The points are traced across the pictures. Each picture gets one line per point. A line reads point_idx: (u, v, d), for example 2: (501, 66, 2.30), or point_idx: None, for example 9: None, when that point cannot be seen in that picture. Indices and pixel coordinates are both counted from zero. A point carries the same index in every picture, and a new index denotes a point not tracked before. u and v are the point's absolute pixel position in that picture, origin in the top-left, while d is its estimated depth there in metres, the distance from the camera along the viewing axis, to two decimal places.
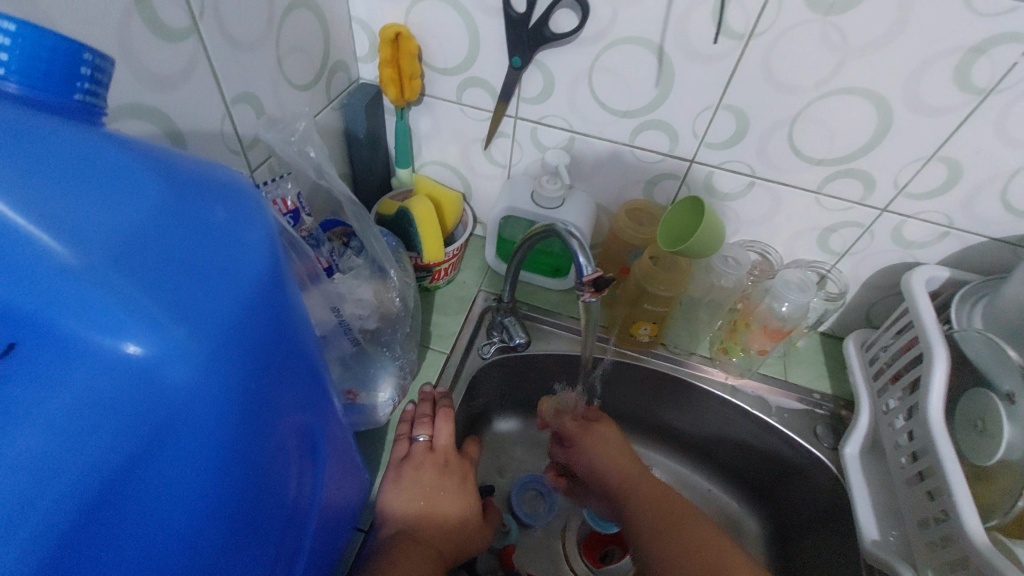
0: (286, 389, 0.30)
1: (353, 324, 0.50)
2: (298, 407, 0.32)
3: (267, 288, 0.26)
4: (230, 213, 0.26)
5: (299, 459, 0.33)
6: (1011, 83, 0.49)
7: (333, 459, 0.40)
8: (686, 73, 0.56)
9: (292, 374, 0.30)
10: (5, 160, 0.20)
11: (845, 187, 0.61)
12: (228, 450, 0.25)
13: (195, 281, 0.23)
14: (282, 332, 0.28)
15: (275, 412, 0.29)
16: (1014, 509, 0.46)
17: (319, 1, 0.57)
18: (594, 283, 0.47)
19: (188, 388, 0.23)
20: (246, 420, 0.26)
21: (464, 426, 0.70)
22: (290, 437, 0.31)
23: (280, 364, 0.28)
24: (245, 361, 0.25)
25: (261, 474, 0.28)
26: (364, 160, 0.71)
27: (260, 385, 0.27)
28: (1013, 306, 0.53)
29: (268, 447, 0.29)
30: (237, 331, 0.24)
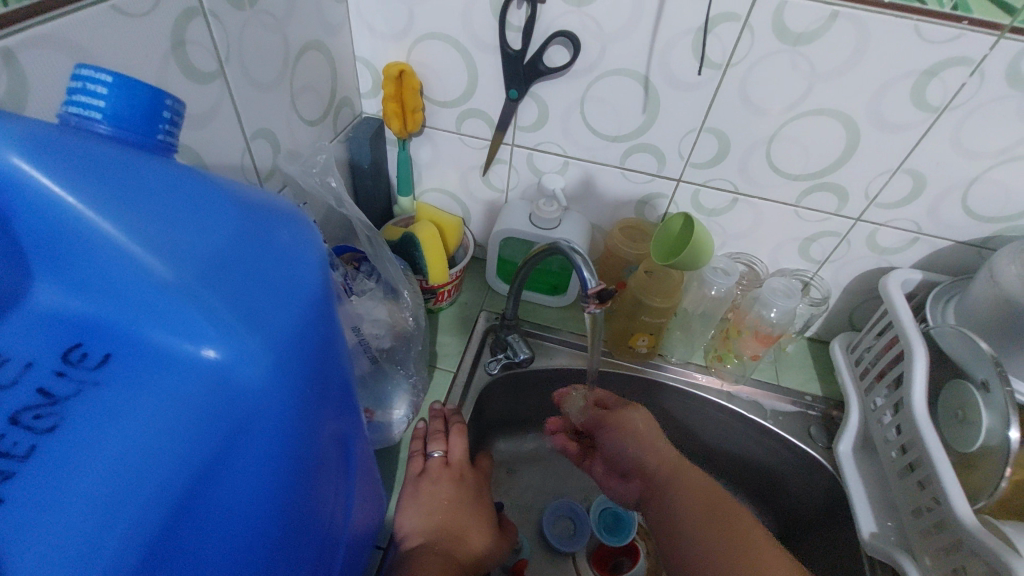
0: (329, 398, 0.32)
1: (370, 343, 0.52)
2: (337, 417, 0.34)
3: (321, 303, 0.28)
4: (291, 237, 0.28)
5: (335, 472, 0.35)
6: (961, 101, 0.54)
7: (361, 480, 0.41)
8: (670, 100, 0.61)
9: (333, 385, 0.32)
10: (113, 193, 0.24)
11: (821, 200, 0.66)
12: (288, 453, 0.28)
13: (265, 297, 0.26)
14: (329, 345, 0.30)
15: (321, 420, 0.31)
16: (997, 491, 0.49)
17: (328, 42, 0.61)
18: (599, 294, 0.50)
19: (259, 393, 0.26)
20: (301, 426, 0.28)
21: (474, 444, 0.72)
22: (330, 445, 0.33)
23: (326, 375, 0.31)
24: (303, 371, 0.28)
25: (312, 477, 0.31)
26: (368, 189, 0.74)
27: (313, 392, 0.29)
28: (982, 302, 0.57)
29: (315, 452, 0.31)
30: (299, 343, 0.27)
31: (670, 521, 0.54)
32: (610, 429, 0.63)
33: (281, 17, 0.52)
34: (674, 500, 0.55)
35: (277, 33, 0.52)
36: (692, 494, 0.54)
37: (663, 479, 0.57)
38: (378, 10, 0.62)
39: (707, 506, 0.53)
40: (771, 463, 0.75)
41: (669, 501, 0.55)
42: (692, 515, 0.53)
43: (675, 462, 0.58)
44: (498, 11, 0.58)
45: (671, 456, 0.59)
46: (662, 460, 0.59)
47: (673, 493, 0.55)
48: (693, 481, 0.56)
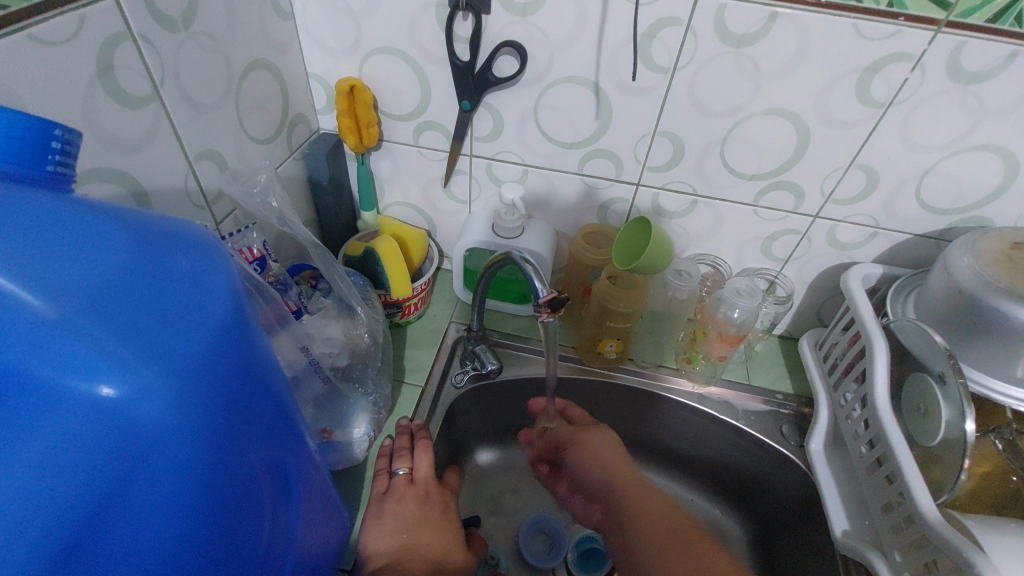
0: (256, 425, 0.31)
1: (323, 362, 0.51)
2: (269, 444, 0.33)
3: (231, 328, 0.29)
4: (191, 264, 0.29)
5: (273, 499, 0.34)
6: (905, 96, 0.55)
7: (307, 500, 0.40)
8: (621, 105, 0.61)
9: (260, 412, 0.32)
10: None
11: (778, 199, 0.66)
12: (200, 483, 0.27)
13: (162, 326, 0.26)
14: (247, 370, 0.30)
15: (244, 447, 0.30)
16: (958, 483, 0.49)
17: (276, 60, 0.61)
18: (550, 304, 0.50)
19: (162, 422, 0.25)
20: (216, 454, 0.28)
21: (445, 458, 0.71)
22: (262, 474, 0.32)
23: (247, 401, 0.30)
24: (213, 398, 0.27)
25: (238, 508, 0.30)
26: (328, 206, 0.74)
27: (229, 419, 0.29)
28: (939, 294, 0.57)
29: (240, 481, 0.30)
30: (204, 368, 0.27)
31: (626, 542, 0.54)
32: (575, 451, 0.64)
33: (222, 38, 0.52)
34: (631, 521, 0.55)
35: (218, 55, 0.52)
36: (649, 514, 0.54)
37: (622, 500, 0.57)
38: (327, 27, 0.62)
39: (664, 524, 0.53)
40: (747, 463, 0.75)
41: (628, 522, 0.55)
42: (649, 534, 0.53)
43: (635, 483, 0.58)
44: (444, 24, 0.58)
45: (630, 476, 0.58)
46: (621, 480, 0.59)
47: (631, 514, 0.55)
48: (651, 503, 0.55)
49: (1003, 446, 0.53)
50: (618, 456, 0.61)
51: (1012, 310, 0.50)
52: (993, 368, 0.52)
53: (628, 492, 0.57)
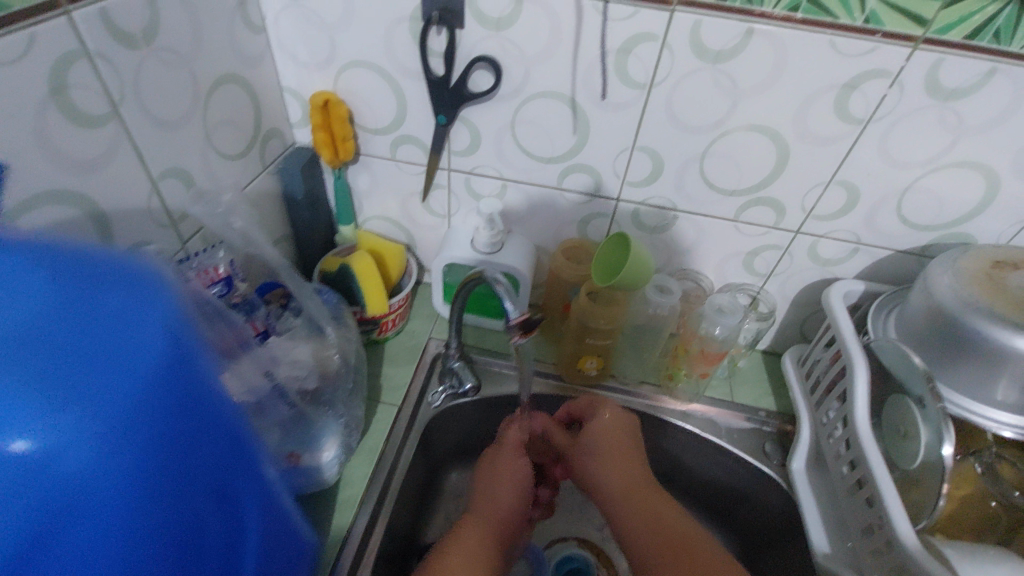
0: (203, 465, 0.30)
1: (290, 387, 0.49)
2: (224, 478, 0.32)
3: (174, 361, 0.28)
4: (119, 302, 0.27)
5: (227, 532, 0.33)
6: (884, 112, 0.54)
7: (267, 530, 0.39)
8: (598, 121, 0.61)
9: (209, 446, 0.31)
10: None
11: (758, 214, 0.65)
12: (135, 523, 0.27)
13: (91, 367, 0.25)
14: (190, 410, 0.29)
15: (189, 483, 0.29)
16: (937, 509, 0.48)
17: (248, 75, 0.60)
18: (522, 325, 0.48)
19: (88, 470, 0.25)
20: (154, 493, 0.27)
21: (421, 478, 0.69)
22: (214, 509, 0.31)
23: (193, 435, 0.29)
24: (150, 436, 0.27)
25: (181, 550, 0.29)
26: (304, 220, 0.72)
27: (164, 465, 0.28)
28: (920, 313, 0.56)
29: (184, 518, 0.29)
30: (139, 408, 0.26)
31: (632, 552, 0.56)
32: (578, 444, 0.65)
33: (187, 53, 0.51)
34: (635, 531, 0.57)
35: (182, 70, 0.51)
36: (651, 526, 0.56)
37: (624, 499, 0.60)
38: (299, 41, 0.61)
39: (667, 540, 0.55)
40: (733, 484, 0.73)
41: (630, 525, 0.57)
42: (641, 543, 0.56)
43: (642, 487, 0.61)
44: (417, 38, 0.57)
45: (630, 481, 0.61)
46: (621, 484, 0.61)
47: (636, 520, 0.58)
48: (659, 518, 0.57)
49: (983, 470, 0.52)
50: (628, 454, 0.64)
51: (992, 331, 0.49)
52: (972, 391, 0.52)
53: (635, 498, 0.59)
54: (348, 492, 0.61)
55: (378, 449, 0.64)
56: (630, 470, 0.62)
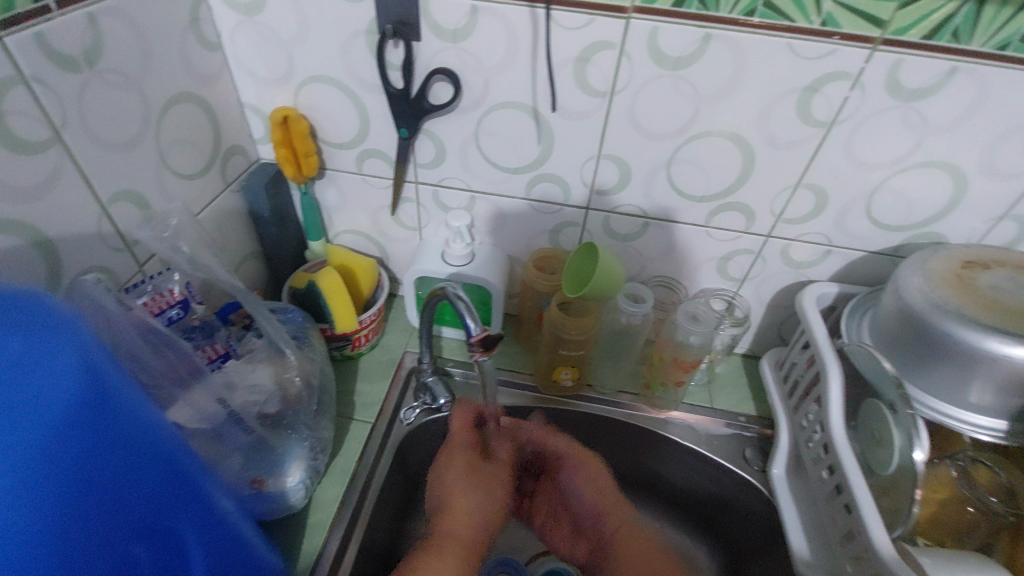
0: (127, 488, 0.33)
1: (249, 413, 0.48)
2: (150, 492, 0.35)
3: (87, 390, 0.30)
4: (28, 336, 0.29)
5: (157, 542, 0.36)
6: (846, 115, 0.54)
7: (211, 542, 0.41)
8: (562, 130, 0.60)
9: (130, 463, 0.33)
10: None
11: (728, 219, 0.65)
12: (63, 542, 0.29)
13: (8, 405, 0.27)
14: (109, 435, 0.32)
15: (111, 499, 0.32)
16: (911, 516, 0.47)
17: (204, 93, 0.59)
18: (482, 342, 0.48)
19: (17, 500, 0.27)
20: (78, 513, 0.30)
21: (398, 494, 0.68)
22: (138, 521, 0.34)
23: (111, 457, 0.32)
24: (70, 461, 0.29)
25: (108, 561, 0.32)
26: (272, 237, 0.71)
27: (88, 487, 0.30)
28: (891, 314, 0.55)
29: (108, 531, 0.32)
30: (57, 438, 0.29)
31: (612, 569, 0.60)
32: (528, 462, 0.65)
33: (136, 74, 0.50)
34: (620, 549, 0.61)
35: (131, 91, 0.50)
36: (632, 541, 0.61)
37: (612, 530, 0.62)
38: (256, 57, 0.60)
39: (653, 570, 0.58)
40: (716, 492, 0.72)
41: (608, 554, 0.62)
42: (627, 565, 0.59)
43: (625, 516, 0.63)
44: (374, 50, 0.56)
45: (619, 503, 0.64)
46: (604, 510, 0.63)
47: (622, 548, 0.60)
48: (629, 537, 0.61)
49: (958, 473, 0.52)
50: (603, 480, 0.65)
51: (961, 333, 0.48)
52: (945, 395, 0.51)
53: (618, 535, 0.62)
54: (319, 515, 0.59)
55: (350, 470, 0.63)
56: (609, 490, 0.64)
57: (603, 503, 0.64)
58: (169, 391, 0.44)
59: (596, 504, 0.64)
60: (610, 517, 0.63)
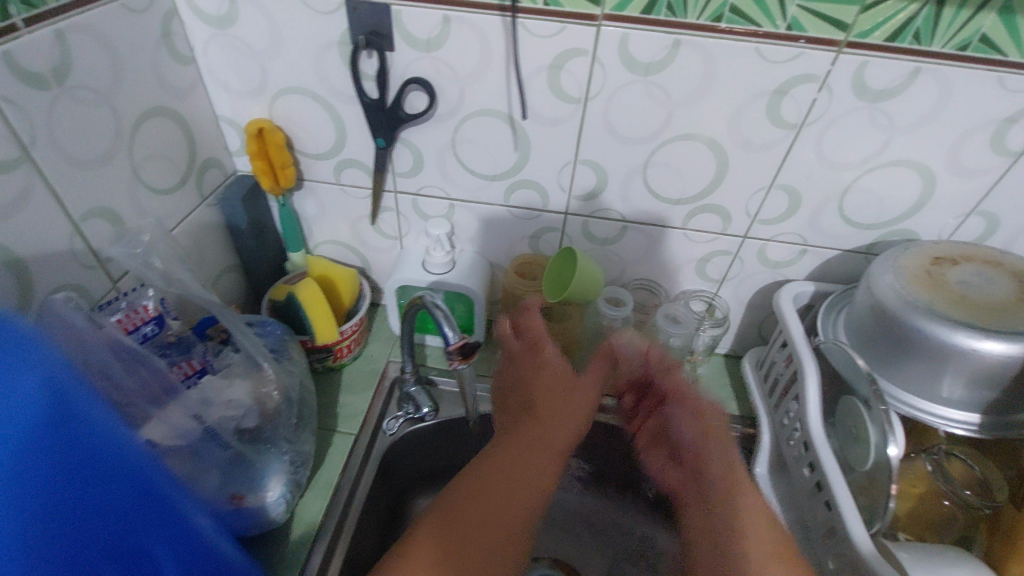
0: (97, 508, 0.33)
1: (226, 428, 0.48)
2: (124, 513, 0.34)
3: (48, 415, 0.29)
4: None
5: (135, 563, 0.35)
6: (815, 117, 0.55)
7: (196, 564, 0.40)
8: (538, 136, 0.60)
9: (100, 485, 0.33)
10: None
11: (705, 222, 0.66)
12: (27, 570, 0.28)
13: None
14: (77, 458, 0.31)
15: (79, 523, 0.31)
16: (888, 511, 0.48)
17: (178, 107, 0.59)
18: (461, 349, 0.48)
19: None
20: (42, 540, 0.29)
21: (383, 505, 0.67)
22: (111, 543, 0.34)
23: (80, 480, 0.31)
24: (30, 488, 0.29)
25: None
26: (251, 250, 0.70)
27: (50, 511, 0.30)
28: (864, 310, 0.56)
29: (76, 556, 0.31)
30: (15, 466, 0.28)
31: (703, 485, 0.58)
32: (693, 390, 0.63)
33: (107, 89, 0.50)
34: (738, 499, 0.55)
35: (103, 107, 0.49)
36: (724, 468, 0.58)
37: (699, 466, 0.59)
38: (229, 70, 0.60)
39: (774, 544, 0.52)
40: None
41: (702, 488, 0.58)
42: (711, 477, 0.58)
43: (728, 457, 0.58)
44: (348, 60, 0.56)
45: (717, 429, 0.60)
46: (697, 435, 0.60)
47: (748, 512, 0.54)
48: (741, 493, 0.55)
49: (932, 467, 0.52)
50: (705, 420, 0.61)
51: (930, 327, 0.49)
52: (920, 389, 0.52)
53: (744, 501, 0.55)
54: (302, 531, 0.58)
55: (333, 483, 0.62)
56: (712, 424, 0.61)
57: (704, 429, 0.60)
58: (144, 410, 0.44)
59: (701, 433, 0.60)
60: (705, 439, 0.60)
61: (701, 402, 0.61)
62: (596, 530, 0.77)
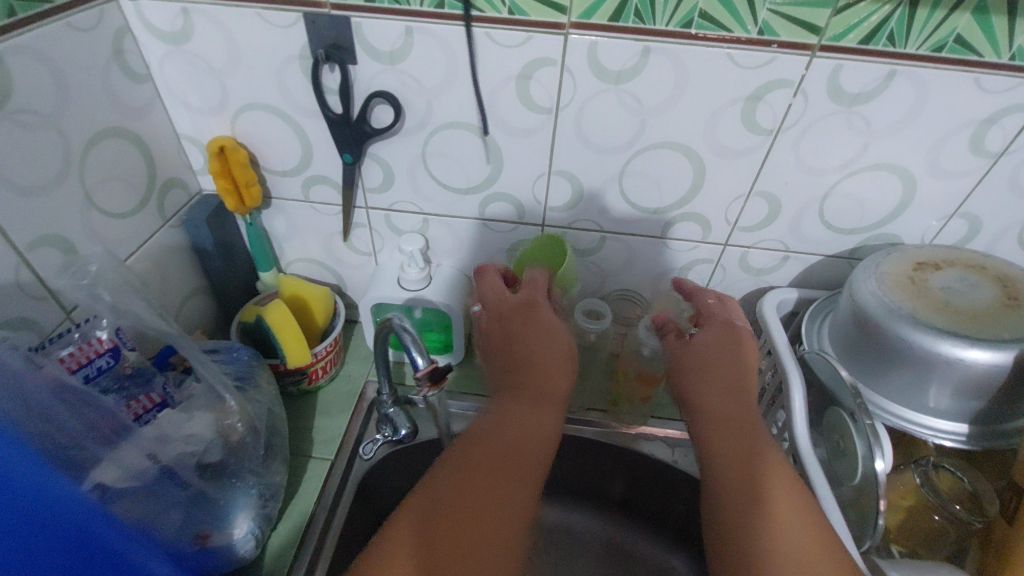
0: (26, 555, 0.35)
1: (185, 466, 0.46)
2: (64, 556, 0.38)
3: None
4: None
5: None
6: (791, 122, 0.53)
7: None
8: (509, 147, 0.58)
9: (37, 533, 0.36)
10: None
11: (685, 230, 0.64)
12: None
13: None
14: (10, 512, 0.34)
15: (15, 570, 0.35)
16: (878, 528, 0.47)
17: (135, 127, 0.56)
18: (430, 374, 0.46)
19: None
20: None
21: (363, 532, 0.65)
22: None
23: (14, 533, 0.34)
24: None
25: None
26: (219, 271, 0.68)
27: None
28: (847, 318, 0.54)
29: None
30: None
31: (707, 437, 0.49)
32: (712, 330, 0.56)
33: (53, 113, 0.47)
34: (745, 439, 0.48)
35: (49, 131, 0.47)
36: (741, 408, 0.50)
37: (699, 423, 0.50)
38: (188, 88, 0.58)
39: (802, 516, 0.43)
40: (690, 513, 0.69)
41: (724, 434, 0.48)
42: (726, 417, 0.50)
43: (743, 410, 0.50)
44: (309, 74, 0.54)
45: (748, 366, 0.54)
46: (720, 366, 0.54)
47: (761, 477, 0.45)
48: (764, 452, 0.47)
49: (922, 480, 0.51)
50: (732, 363, 0.53)
51: (913, 335, 0.48)
52: (905, 400, 0.50)
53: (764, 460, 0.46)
54: (274, 564, 0.56)
55: (307, 512, 0.60)
56: (744, 366, 0.54)
57: (737, 372, 0.53)
58: (93, 451, 0.41)
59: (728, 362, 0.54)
60: (726, 377, 0.52)
61: (751, 346, 0.55)
62: (588, 547, 0.73)
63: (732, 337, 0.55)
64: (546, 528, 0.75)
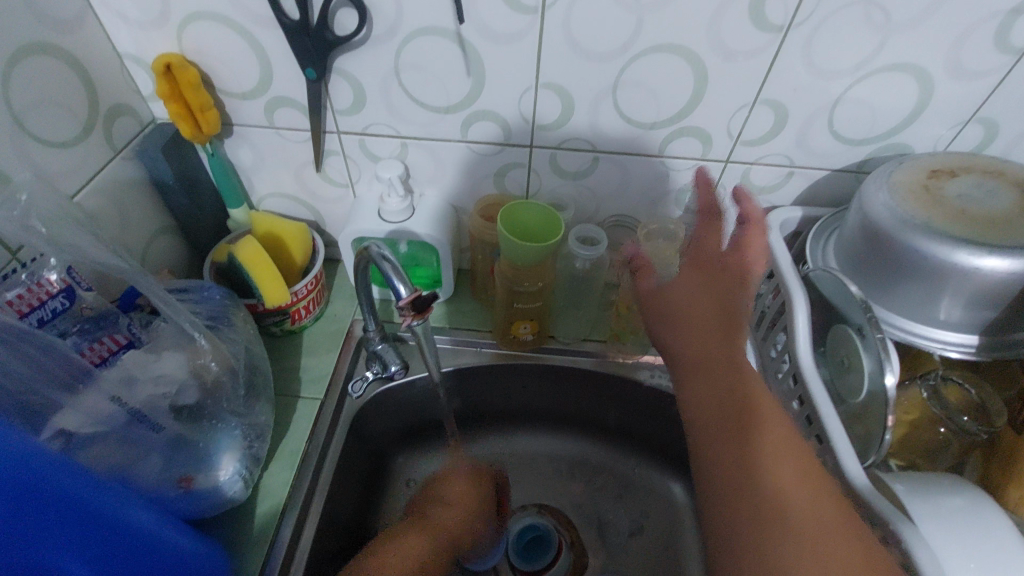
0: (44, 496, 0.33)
1: (157, 409, 0.44)
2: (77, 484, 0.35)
3: None
4: None
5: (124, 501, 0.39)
6: (803, 17, 0.48)
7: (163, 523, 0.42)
8: (492, 56, 0.53)
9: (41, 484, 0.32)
10: None
11: (684, 146, 0.60)
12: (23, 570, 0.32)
13: None
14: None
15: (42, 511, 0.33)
16: (883, 443, 0.46)
17: (65, 43, 0.50)
18: (413, 304, 0.43)
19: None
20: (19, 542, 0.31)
21: (357, 469, 0.64)
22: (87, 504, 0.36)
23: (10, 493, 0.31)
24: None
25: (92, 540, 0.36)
26: (185, 208, 0.63)
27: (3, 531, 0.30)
28: (855, 233, 0.51)
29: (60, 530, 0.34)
30: None
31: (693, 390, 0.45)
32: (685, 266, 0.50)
33: None
34: (727, 389, 0.44)
35: None
36: (724, 354, 0.45)
37: (683, 371, 0.46)
38: None
39: (801, 477, 0.40)
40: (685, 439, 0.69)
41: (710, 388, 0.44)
42: (709, 364, 0.45)
43: (731, 357, 0.46)
44: None
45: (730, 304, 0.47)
46: (704, 303, 0.47)
47: (760, 441, 0.41)
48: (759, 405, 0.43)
49: (928, 394, 0.49)
50: (717, 308, 0.47)
51: (927, 246, 0.45)
52: (915, 314, 0.48)
53: (762, 419, 0.42)
54: (269, 503, 0.55)
55: (299, 451, 0.58)
56: (729, 303, 0.47)
57: (721, 309, 0.47)
58: (51, 398, 0.38)
59: (712, 300, 0.47)
60: (709, 318, 0.47)
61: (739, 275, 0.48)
62: (585, 475, 0.74)
63: (710, 278, 0.48)
64: (544, 458, 0.75)
